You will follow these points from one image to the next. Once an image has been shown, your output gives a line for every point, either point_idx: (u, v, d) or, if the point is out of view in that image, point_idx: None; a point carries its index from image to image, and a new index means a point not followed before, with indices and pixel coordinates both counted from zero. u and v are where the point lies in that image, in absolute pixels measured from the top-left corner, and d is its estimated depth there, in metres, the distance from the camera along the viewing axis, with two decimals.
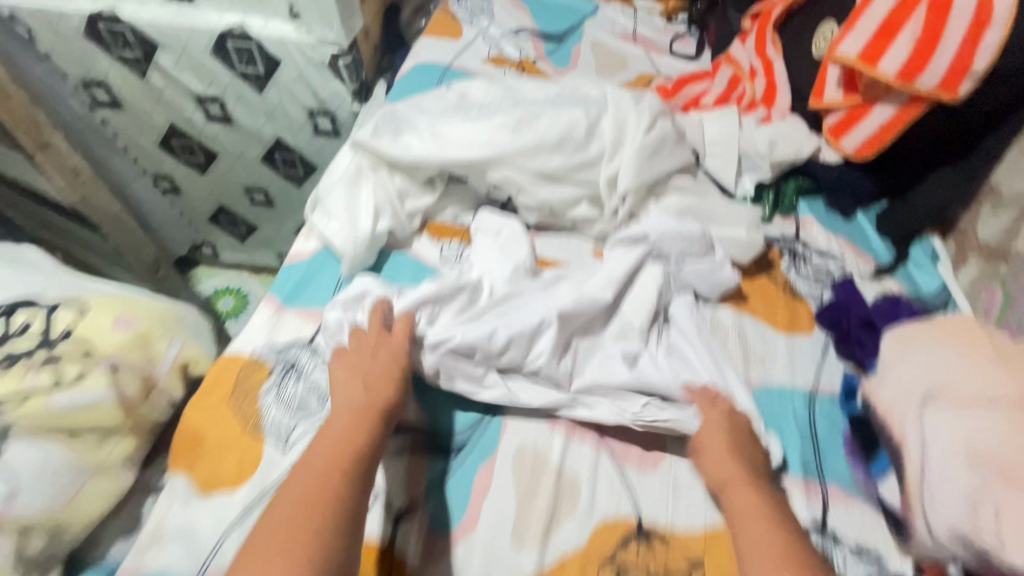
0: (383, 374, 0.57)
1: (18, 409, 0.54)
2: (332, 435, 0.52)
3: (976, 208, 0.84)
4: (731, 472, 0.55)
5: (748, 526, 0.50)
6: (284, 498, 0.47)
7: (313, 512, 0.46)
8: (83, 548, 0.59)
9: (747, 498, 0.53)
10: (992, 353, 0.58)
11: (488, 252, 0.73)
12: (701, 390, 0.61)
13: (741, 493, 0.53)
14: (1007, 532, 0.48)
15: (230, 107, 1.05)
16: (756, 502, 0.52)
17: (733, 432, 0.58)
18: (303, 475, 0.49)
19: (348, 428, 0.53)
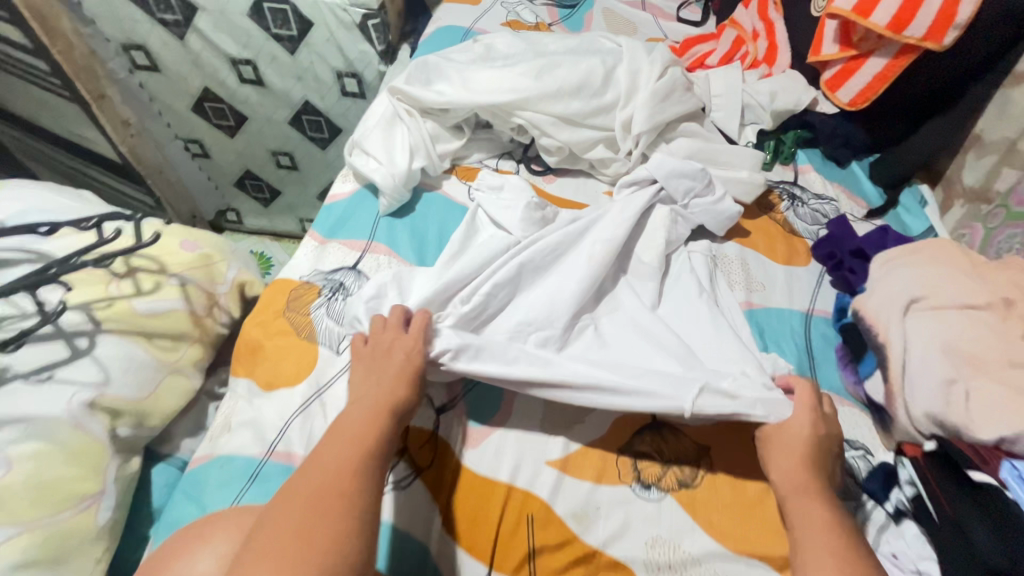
0: (396, 377, 0.55)
1: (107, 310, 0.61)
2: (341, 437, 0.49)
3: (961, 155, 0.91)
4: (809, 485, 0.51)
5: (815, 543, 0.47)
6: (289, 500, 0.43)
7: (321, 523, 0.41)
8: (157, 444, 0.67)
9: (821, 515, 0.49)
10: (970, 269, 0.66)
11: (495, 207, 0.77)
12: (721, 325, 0.66)
13: (815, 508, 0.49)
14: (974, 409, 0.56)
15: (263, 70, 1.10)
16: (827, 517, 0.48)
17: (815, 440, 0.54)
18: (309, 477, 0.45)
19: (362, 428, 0.50)
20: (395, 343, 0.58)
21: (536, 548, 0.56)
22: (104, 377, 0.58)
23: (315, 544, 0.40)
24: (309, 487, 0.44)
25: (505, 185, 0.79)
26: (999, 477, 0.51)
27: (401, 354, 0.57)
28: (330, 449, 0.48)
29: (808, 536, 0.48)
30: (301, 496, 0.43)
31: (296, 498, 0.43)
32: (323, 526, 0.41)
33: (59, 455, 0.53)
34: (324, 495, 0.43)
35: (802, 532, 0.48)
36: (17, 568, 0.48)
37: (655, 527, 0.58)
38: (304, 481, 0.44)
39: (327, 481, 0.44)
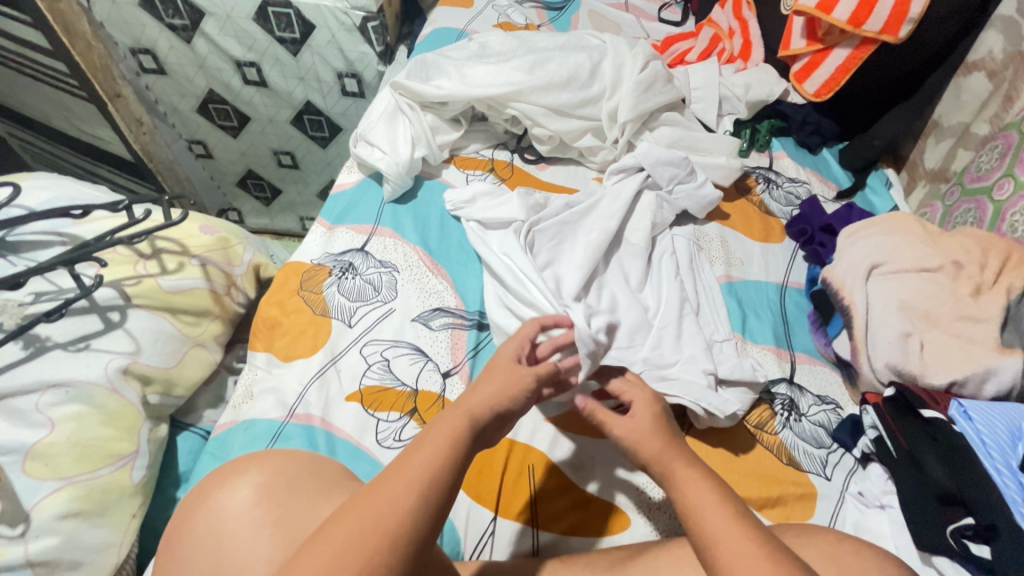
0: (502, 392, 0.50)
1: (136, 286, 0.65)
2: (431, 447, 0.44)
3: (923, 141, 0.98)
4: (668, 457, 0.49)
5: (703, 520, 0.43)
6: (355, 507, 0.39)
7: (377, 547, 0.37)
8: (181, 414, 0.71)
9: (695, 476, 0.46)
10: (925, 237, 0.73)
11: (488, 194, 0.82)
12: (694, 308, 0.73)
13: (686, 470, 0.47)
14: (928, 361, 0.63)
15: (266, 71, 1.15)
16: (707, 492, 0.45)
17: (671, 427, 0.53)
18: (381, 488, 0.41)
19: (447, 442, 0.44)
20: (504, 360, 0.53)
21: (537, 495, 0.61)
22: (135, 347, 0.63)
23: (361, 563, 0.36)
24: (379, 500, 0.39)
25: (476, 195, 0.82)
26: (947, 414, 0.56)
27: (506, 373, 0.51)
28: (411, 457, 0.43)
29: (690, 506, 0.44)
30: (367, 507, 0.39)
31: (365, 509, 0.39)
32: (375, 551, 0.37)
33: (97, 417, 0.58)
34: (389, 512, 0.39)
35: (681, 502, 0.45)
36: (62, 518, 0.53)
37: (646, 475, 0.63)
38: (378, 489, 0.40)
39: (391, 488, 0.40)
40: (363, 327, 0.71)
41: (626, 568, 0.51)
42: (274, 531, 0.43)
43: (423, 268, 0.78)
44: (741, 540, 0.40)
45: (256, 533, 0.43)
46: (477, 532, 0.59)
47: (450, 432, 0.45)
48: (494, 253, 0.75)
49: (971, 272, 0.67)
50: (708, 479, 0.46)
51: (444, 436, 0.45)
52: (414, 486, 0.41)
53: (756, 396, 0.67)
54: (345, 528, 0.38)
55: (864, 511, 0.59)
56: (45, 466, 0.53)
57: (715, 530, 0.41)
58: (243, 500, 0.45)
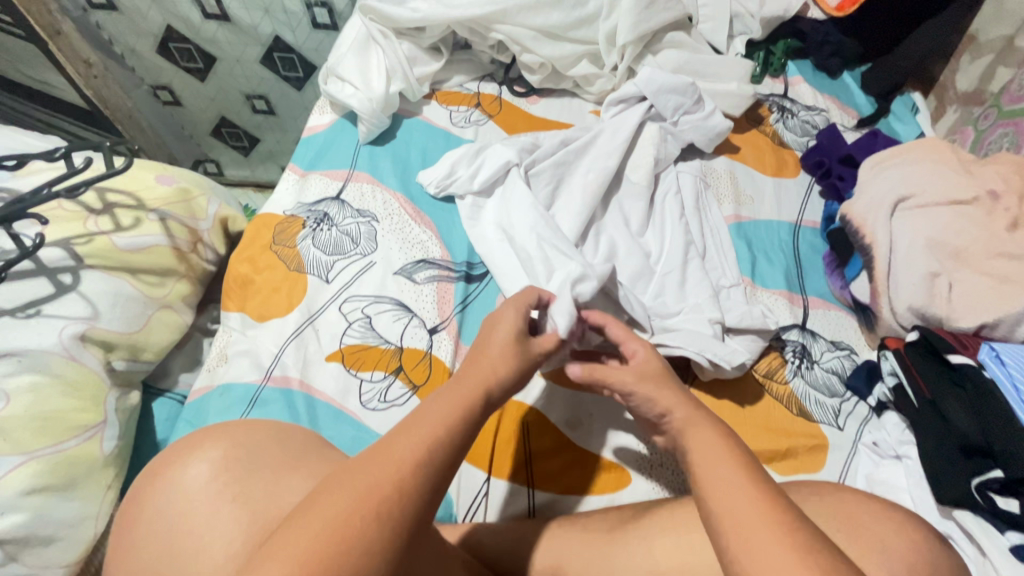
0: (493, 370, 0.45)
1: (88, 246, 0.60)
2: (412, 431, 0.37)
3: (956, 59, 0.89)
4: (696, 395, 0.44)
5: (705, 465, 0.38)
6: (324, 491, 0.34)
7: (357, 536, 0.32)
8: (155, 379, 0.67)
9: (739, 485, 0.35)
10: (957, 164, 0.66)
11: (468, 157, 0.72)
12: (700, 251, 0.67)
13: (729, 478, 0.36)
14: (955, 302, 0.58)
15: (227, 3, 1.04)
16: (716, 436, 0.40)
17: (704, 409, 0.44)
18: (361, 468, 0.35)
19: (440, 420, 0.39)
20: (506, 331, 0.48)
21: (533, 454, 0.58)
22: (93, 312, 0.58)
23: (337, 555, 0.30)
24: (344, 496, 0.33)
25: (454, 164, 0.71)
26: (976, 359, 0.52)
27: (499, 354, 0.46)
28: (406, 431, 0.37)
29: (739, 536, 0.32)
30: (328, 502, 0.33)
31: (326, 504, 0.32)
32: (346, 555, 0.31)
33: (55, 387, 0.53)
34: (357, 510, 0.32)
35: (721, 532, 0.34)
36: (28, 493, 0.49)
37: (647, 431, 0.59)
38: (363, 464, 0.35)
39: (379, 464, 0.35)
40: (342, 283, 0.66)
41: (628, 527, 0.48)
42: (238, 512, 0.39)
43: (405, 216, 0.72)
44: (766, 524, 0.32)
45: (215, 514, 0.39)
46: (470, 493, 0.56)
47: (438, 414, 0.39)
48: (495, 203, 0.69)
49: (1008, 203, 0.60)
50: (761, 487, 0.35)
51: (429, 420, 0.38)
52: (401, 465, 0.35)
53: (766, 343, 0.62)
54: (327, 505, 0.32)
55: (878, 462, 0.56)
56: (3, 441, 0.49)
57: (721, 491, 0.35)
58: (201, 480, 0.41)
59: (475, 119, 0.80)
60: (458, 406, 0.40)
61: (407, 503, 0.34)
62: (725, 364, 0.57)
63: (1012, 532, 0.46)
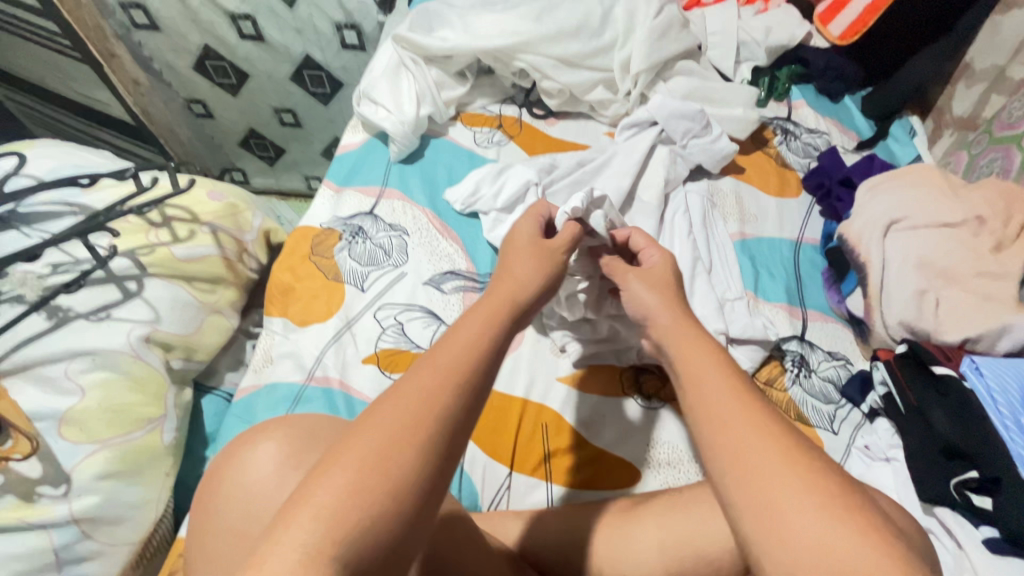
0: (519, 287, 0.49)
1: (150, 256, 0.66)
2: (433, 358, 0.40)
3: (952, 85, 0.94)
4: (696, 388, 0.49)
5: (693, 368, 0.42)
6: (377, 405, 0.37)
7: (417, 437, 0.35)
8: (204, 378, 0.73)
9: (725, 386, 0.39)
10: (948, 189, 0.71)
11: (490, 177, 0.77)
12: (707, 266, 0.72)
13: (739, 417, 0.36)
14: (942, 318, 0.62)
15: (262, 24, 1.11)
16: (705, 345, 0.44)
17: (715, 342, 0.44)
18: (410, 381, 0.38)
19: (473, 338, 0.42)
20: (521, 262, 0.51)
21: (551, 452, 0.63)
22: (154, 316, 0.64)
23: (400, 454, 0.34)
24: (374, 421, 0.35)
25: (479, 184, 0.77)
26: (958, 370, 0.57)
27: (509, 284, 0.49)
28: (448, 347, 0.41)
29: (721, 426, 0.36)
30: (360, 430, 0.35)
31: (358, 435, 0.35)
32: (406, 453, 0.34)
33: (123, 383, 0.59)
34: (391, 433, 0.35)
35: (726, 476, 0.34)
36: (101, 478, 0.55)
37: (656, 432, 0.65)
38: (411, 377, 0.38)
39: (430, 375, 0.38)
40: (376, 292, 0.71)
41: (638, 510, 0.53)
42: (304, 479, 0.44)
43: (433, 231, 0.77)
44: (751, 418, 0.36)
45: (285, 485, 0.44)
46: (494, 485, 0.61)
47: (461, 342, 0.41)
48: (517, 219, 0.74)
49: (993, 227, 0.65)
50: (774, 415, 0.36)
51: (453, 349, 0.41)
52: (447, 373, 0.39)
53: (767, 353, 0.67)
54: (383, 414, 0.36)
55: (869, 464, 0.61)
56: (80, 431, 0.55)
57: (708, 388, 0.39)
58: (267, 463, 0.46)
59: (497, 139, 0.86)
60: (480, 326, 0.44)
61: (440, 418, 0.36)
62: None
63: (985, 525, 0.51)
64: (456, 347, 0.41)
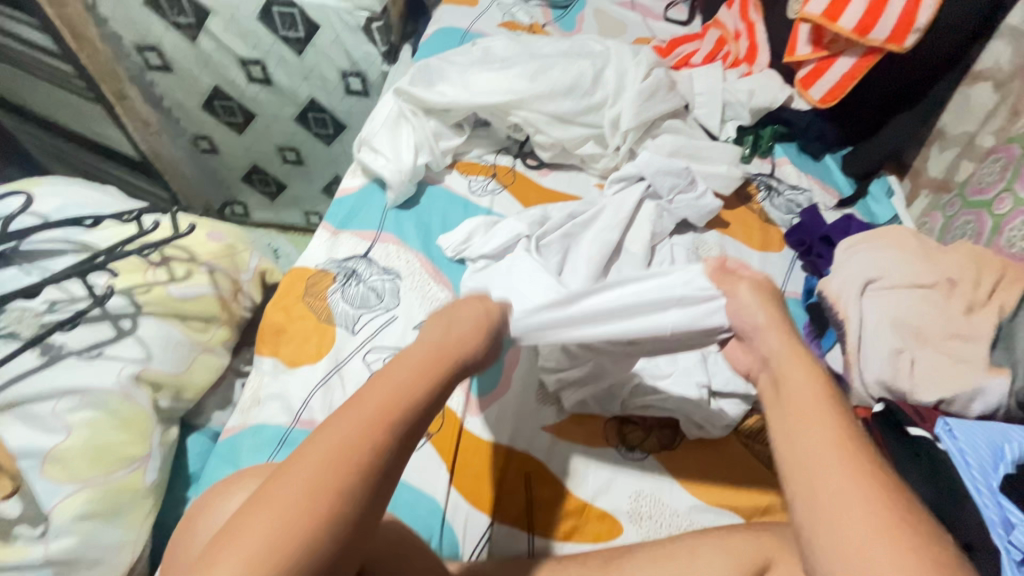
0: (461, 337, 0.49)
1: (146, 295, 0.68)
2: (377, 387, 0.41)
3: (926, 149, 0.98)
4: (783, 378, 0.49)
5: (796, 397, 0.43)
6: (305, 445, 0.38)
7: (337, 484, 0.36)
8: (191, 416, 0.74)
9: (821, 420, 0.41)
10: (920, 251, 0.74)
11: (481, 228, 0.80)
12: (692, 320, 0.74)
13: (819, 450, 0.39)
14: (917, 377, 0.64)
15: (271, 70, 1.15)
16: (810, 379, 0.44)
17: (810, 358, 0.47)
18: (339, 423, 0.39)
19: (407, 380, 0.42)
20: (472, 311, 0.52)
21: (533, 502, 0.64)
22: (146, 354, 0.65)
23: (314, 501, 0.35)
24: (314, 448, 0.37)
25: (470, 234, 0.79)
26: (932, 432, 0.58)
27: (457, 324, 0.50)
28: (376, 387, 0.41)
29: (810, 460, 0.39)
30: (286, 471, 0.36)
31: (285, 478, 0.36)
32: (321, 500, 0.35)
33: (111, 423, 0.60)
34: (311, 481, 0.36)
35: (803, 507, 0.37)
36: (79, 519, 0.55)
37: (639, 484, 0.65)
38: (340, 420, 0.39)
39: (357, 416, 0.39)
40: (366, 335, 0.73)
41: (620, 562, 0.53)
42: None
43: (426, 276, 0.79)
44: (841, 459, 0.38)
45: None
46: (475, 536, 0.61)
47: (392, 380, 0.42)
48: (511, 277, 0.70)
49: (965, 290, 0.68)
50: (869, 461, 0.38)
51: (381, 388, 0.41)
52: (373, 417, 0.39)
53: (750, 407, 0.67)
54: (311, 459, 0.37)
55: None
56: (62, 470, 0.55)
57: (808, 420, 0.41)
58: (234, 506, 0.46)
59: (490, 187, 0.89)
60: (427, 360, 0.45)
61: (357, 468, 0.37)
62: (714, 420, 0.65)
63: None
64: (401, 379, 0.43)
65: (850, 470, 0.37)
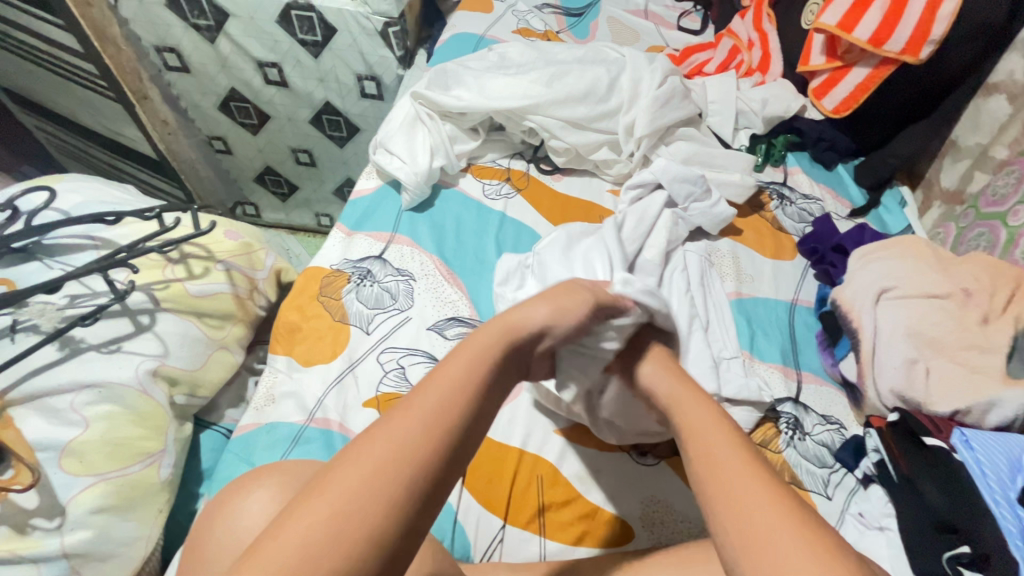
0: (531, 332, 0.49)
1: (165, 291, 0.69)
2: (441, 386, 0.42)
3: (939, 160, 0.99)
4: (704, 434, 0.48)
5: (713, 464, 0.43)
6: (368, 438, 0.38)
7: (398, 475, 0.36)
8: (205, 412, 0.74)
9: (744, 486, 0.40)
10: (934, 261, 0.74)
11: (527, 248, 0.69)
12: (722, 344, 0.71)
13: (746, 508, 0.39)
14: (932, 387, 0.64)
15: (287, 72, 1.16)
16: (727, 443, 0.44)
17: (722, 416, 0.47)
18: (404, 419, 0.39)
19: (469, 378, 0.43)
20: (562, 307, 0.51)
21: (546, 505, 0.63)
22: (163, 350, 0.66)
23: (378, 492, 0.35)
24: (359, 461, 0.37)
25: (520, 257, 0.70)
26: (948, 443, 0.58)
27: (504, 331, 0.48)
28: (437, 387, 0.42)
29: (744, 535, 0.37)
30: (348, 461, 0.36)
31: (347, 467, 0.36)
32: (384, 492, 0.35)
33: (127, 417, 0.60)
34: (374, 474, 0.36)
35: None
36: (94, 512, 0.55)
37: (650, 489, 0.65)
38: (407, 418, 0.39)
39: (425, 414, 0.40)
40: (381, 335, 0.73)
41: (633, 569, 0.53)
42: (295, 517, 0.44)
43: (440, 278, 0.80)
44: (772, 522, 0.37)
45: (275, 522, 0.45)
46: (487, 537, 0.61)
47: (454, 380, 0.42)
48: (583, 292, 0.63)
49: (980, 300, 0.68)
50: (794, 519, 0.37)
51: (442, 387, 0.42)
52: (435, 415, 0.40)
53: (761, 414, 0.68)
54: (377, 451, 0.37)
55: (863, 532, 0.59)
56: (78, 463, 0.56)
57: (729, 489, 0.40)
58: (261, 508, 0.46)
59: (504, 192, 0.90)
60: (461, 372, 0.43)
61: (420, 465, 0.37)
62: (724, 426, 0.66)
63: None
64: (434, 400, 0.41)
65: (776, 521, 0.37)
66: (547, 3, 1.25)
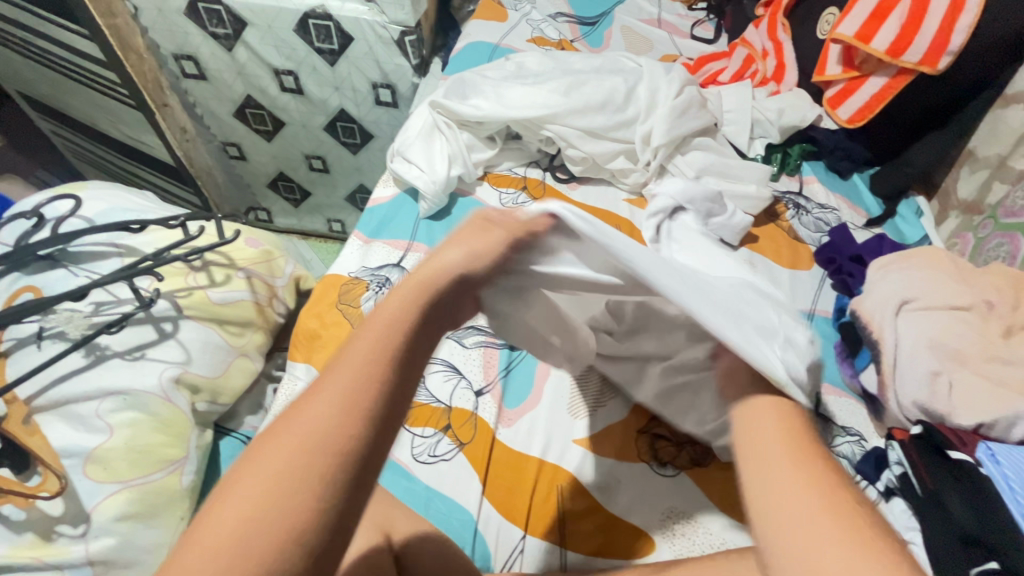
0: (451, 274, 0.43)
1: (188, 299, 0.69)
2: (353, 355, 0.36)
3: (957, 170, 0.98)
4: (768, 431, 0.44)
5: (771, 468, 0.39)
6: (272, 434, 0.33)
7: (311, 467, 0.31)
8: (224, 419, 0.75)
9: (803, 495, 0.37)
10: (954, 272, 0.73)
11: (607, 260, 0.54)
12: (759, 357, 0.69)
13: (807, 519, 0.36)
14: (955, 400, 0.63)
15: (303, 79, 1.17)
16: (785, 444, 0.40)
17: (780, 410, 0.43)
18: (311, 403, 0.34)
19: (385, 342, 0.38)
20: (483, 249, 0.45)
21: (566, 515, 0.63)
22: (186, 357, 0.66)
23: (287, 493, 0.30)
24: (261, 462, 0.32)
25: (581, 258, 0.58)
26: (974, 456, 0.57)
27: (417, 279, 0.42)
28: (350, 358, 0.36)
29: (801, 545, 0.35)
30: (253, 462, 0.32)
31: (251, 469, 0.32)
32: (295, 494, 0.31)
33: (150, 424, 0.60)
34: (279, 473, 0.31)
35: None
36: (119, 520, 0.55)
37: (671, 500, 0.65)
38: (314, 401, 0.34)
39: (331, 393, 0.34)
40: None
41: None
42: None
43: None
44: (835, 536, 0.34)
45: None
46: (508, 547, 0.61)
47: (369, 348, 0.37)
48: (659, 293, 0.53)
49: (1002, 312, 0.68)
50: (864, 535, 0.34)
51: (356, 356, 0.36)
52: (348, 392, 0.35)
53: None
54: (283, 447, 0.32)
55: None
56: (104, 470, 0.56)
57: (786, 496, 0.37)
58: None
59: (520, 200, 0.90)
60: (374, 336, 0.38)
61: (334, 453, 0.32)
62: None
63: None
64: (347, 377, 0.35)
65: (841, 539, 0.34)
66: (561, 12, 1.26)
